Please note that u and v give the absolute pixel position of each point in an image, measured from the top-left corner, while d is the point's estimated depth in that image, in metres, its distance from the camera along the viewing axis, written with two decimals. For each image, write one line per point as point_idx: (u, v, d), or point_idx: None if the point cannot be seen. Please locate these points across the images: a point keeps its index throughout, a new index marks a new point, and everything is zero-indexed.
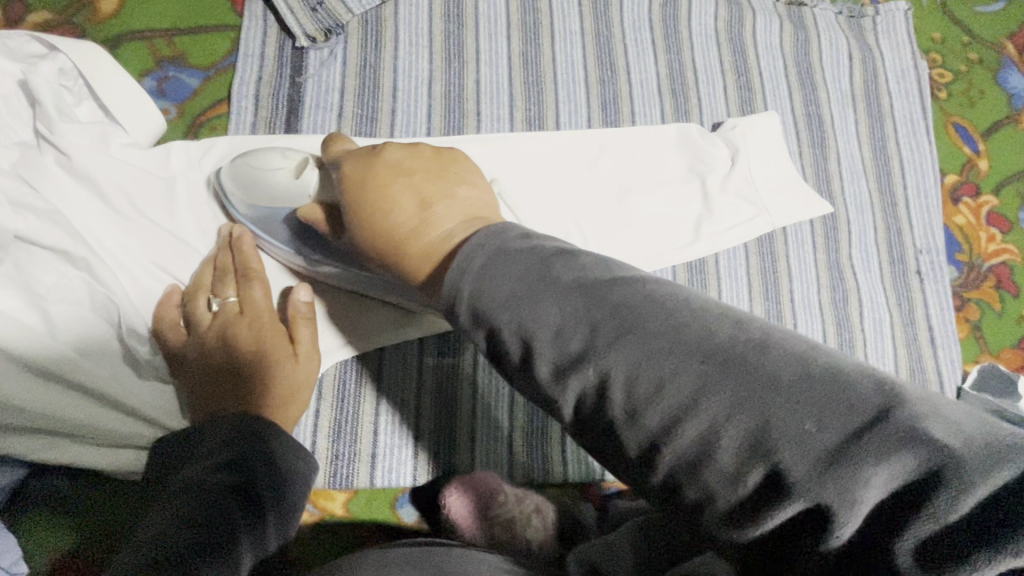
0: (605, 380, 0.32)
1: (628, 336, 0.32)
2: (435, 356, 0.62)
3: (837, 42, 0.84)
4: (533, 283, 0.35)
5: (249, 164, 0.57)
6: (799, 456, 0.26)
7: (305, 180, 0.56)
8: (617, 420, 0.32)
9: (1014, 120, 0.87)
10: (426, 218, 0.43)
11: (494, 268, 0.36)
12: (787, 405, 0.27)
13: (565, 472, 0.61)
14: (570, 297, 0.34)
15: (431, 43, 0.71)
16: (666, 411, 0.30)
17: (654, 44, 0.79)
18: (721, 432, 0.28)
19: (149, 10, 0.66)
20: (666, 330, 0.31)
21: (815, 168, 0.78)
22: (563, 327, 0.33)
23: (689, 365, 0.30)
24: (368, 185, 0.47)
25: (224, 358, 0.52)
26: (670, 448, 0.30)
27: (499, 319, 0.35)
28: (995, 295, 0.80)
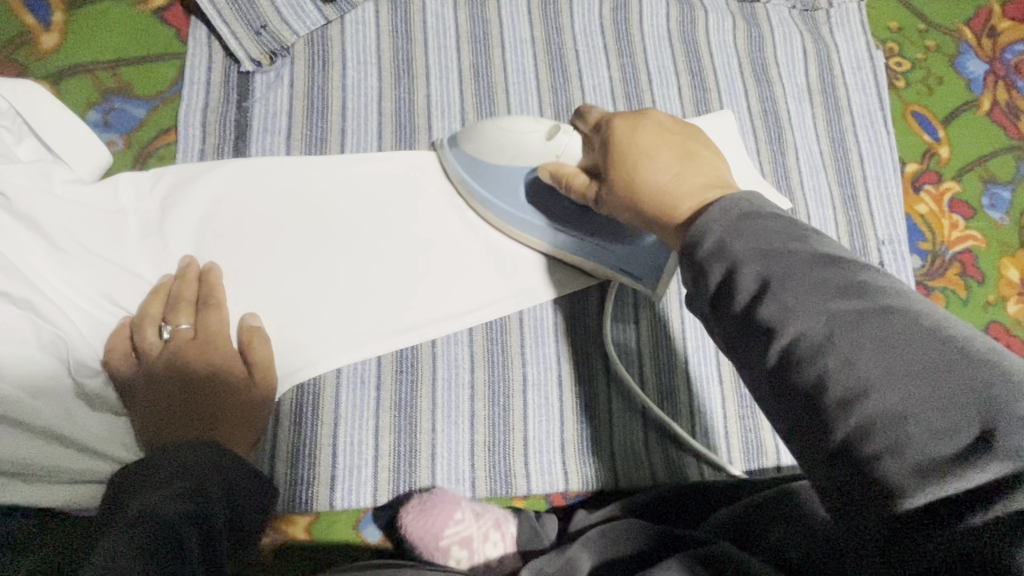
0: (832, 334, 0.32)
1: (858, 302, 0.32)
2: (393, 375, 0.62)
3: (791, 38, 0.84)
4: (787, 242, 0.36)
5: (502, 128, 0.58)
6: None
7: (556, 142, 0.55)
8: (827, 365, 0.31)
9: (974, 105, 0.87)
10: (683, 173, 0.46)
11: (754, 220, 0.37)
12: (1020, 388, 0.27)
13: (528, 485, 0.61)
14: (815, 265, 0.34)
15: (379, 60, 0.71)
16: (891, 367, 0.30)
17: (606, 48, 0.79)
18: (937, 398, 0.28)
19: (92, 43, 0.66)
20: (908, 313, 0.31)
21: (773, 164, 0.78)
22: (811, 285, 0.34)
23: (930, 344, 0.30)
24: (638, 143, 0.49)
25: (178, 383, 0.53)
26: (877, 400, 0.29)
27: (741, 258, 0.36)
28: (960, 282, 0.79)
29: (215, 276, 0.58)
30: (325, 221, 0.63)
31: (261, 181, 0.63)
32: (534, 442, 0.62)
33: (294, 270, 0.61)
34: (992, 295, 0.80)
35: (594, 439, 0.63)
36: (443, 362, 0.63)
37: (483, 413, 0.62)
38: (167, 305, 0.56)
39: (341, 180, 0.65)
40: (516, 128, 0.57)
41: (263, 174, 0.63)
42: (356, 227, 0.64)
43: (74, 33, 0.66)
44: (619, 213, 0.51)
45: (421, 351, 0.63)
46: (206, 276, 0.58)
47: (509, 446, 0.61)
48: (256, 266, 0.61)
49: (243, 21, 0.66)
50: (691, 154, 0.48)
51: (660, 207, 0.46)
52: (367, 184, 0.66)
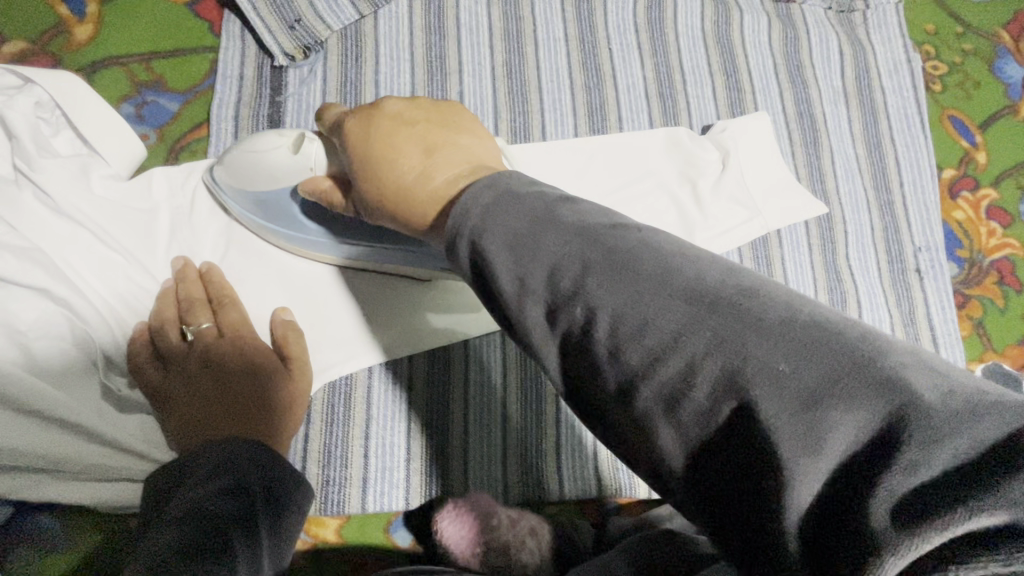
0: (594, 316, 0.31)
1: (619, 275, 0.31)
2: (426, 377, 0.61)
3: (827, 39, 0.82)
4: (534, 232, 0.34)
5: (246, 155, 0.55)
6: (776, 403, 0.25)
7: (305, 154, 0.52)
8: (605, 357, 0.31)
9: (1012, 110, 0.86)
10: (430, 166, 0.42)
11: (495, 214, 0.35)
12: (764, 347, 0.26)
13: (561, 490, 0.60)
14: (565, 237, 0.33)
15: (412, 56, 0.70)
16: (648, 347, 0.29)
17: (640, 47, 0.77)
18: (697, 375, 0.27)
19: (126, 35, 0.65)
20: (662, 274, 0.30)
21: (808, 167, 0.77)
22: (567, 269, 0.32)
23: (679, 309, 0.29)
24: (371, 139, 0.45)
25: (211, 382, 0.52)
26: (652, 382, 0.29)
27: (496, 256, 0.34)
28: (998, 291, 0.78)
29: (218, 276, 0.57)
30: None
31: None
32: (568, 446, 0.61)
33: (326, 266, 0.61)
34: None
35: None
36: (476, 364, 0.62)
37: (515, 417, 0.61)
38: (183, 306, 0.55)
39: None
40: (259, 149, 0.54)
41: None
42: None
43: (107, 24, 0.65)
44: (386, 223, 0.46)
45: (453, 352, 0.62)
46: (207, 274, 0.56)
47: (542, 450, 0.60)
48: (287, 262, 0.60)
49: (278, 14, 0.66)
50: (433, 141, 0.44)
51: (409, 202, 0.42)
52: None
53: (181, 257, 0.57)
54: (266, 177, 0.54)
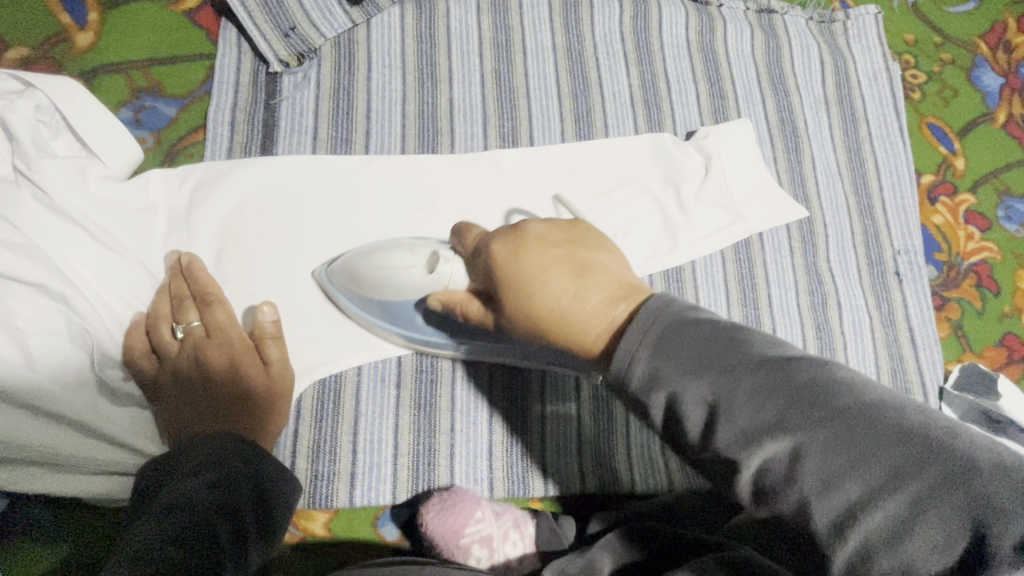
0: (798, 454, 0.33)
1: (818, 409, 0.34)
2: (413, 375, 0.62)
3: (808, 48, 0.85)
4: (717, 355, 0.38)
5: (379, 267, 0.57)
6: (1005, 527, 0.28)
7: (440, 273, 0.55)
8: (805, 494, 0.33)
9: (989, 118, 0.88)
10: (579, 291, 0.45)
11: (670, 343, 0.39)
12: (867, 433, 0.33)
13: (546, 486, 0.61)
14: (690, 330, 0.39)
15: (404, 64, 0.72)
16: (863, 482, 0.32)
17: (626, 56, 0.80)
18: (808, 451, 0.33)
19: (125, 43, 0.67)
20: (860, 409, 0.34)
21: (790, 172, 0.79)
22: (761, 400, 0.35)
23: (881, 442, 0.32)
24: (524, 263, 0.47)
25: (199, 379, 0.54)
26: (815, 481, 0.33)
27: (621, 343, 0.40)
28: (975, 293, 0.80)
29: (200, 270, 0.57)
30: (347, 218, 0.64)
31: (286, 177, 0.64)
32: (551, 443, 0.62)
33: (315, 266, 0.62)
34: (1008, 307, 0.80)
35: (611, 442, 0.63)
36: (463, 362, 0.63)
37: (501, 415, 0.63)
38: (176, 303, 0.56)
39: (361, 179, 0.66)
40: (392, 267, 0.57)
41: (287, 173, 0.64)
42: (380, 227, 0.65)
43: (107, 32, 0.67)
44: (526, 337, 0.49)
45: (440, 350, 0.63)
46: (191, 269, 0.57)
47: (527, 446, 0.62)
48: (277, 262, 0.62)
49: (272, 22, 0.68)
50: (580, 263, 0.47)
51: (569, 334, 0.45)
52: (388, 182, 0.67)
53: (173, 253, 0.58)
54: (395, 290, 0.57)
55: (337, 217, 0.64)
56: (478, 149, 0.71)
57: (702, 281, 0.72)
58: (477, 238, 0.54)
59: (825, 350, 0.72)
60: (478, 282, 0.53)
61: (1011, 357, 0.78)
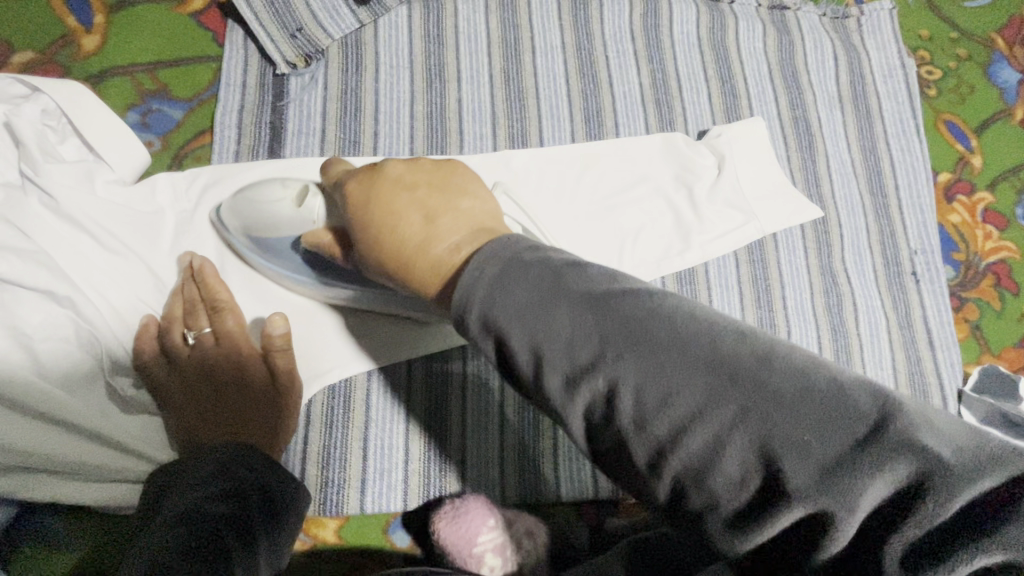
0: (679, 430, 0.30)
1: (630, 340, 0.32)
2: (424, 379, 0.61)
3: (821, 45, 0.83)
4: (547, 296, 0.34)
5: (248, 201, 0.57)
6: (799, 463, 0.28)
7: (307, 208, 0.56)
8: (630, 431, 0.32)
9: (1007, 114, 0.86)
10: (434, 230, 0.42)
11: (505, 282, 0.36)
12: (787, 420, 0.28)
13: (559, 491, 0.60)
14: (581, 309, 0.34)
15: (412, 64, 0.71)
16: (678, 419, 0.30)
17: (637, 55, 0.78)
18: (725, 447, 0.29)
19: (132, 45, 0.66)
20: (668, 335, 0.32)
21: (804, 171, 0.77)
22: (574, 330, 0.33)
23: (695, 377, 0.30)
24: (373, 203, 0.46)
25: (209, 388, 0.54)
26: (721, 477, 0.29)
27: (509, 330, 0.35)
28: (994, 293, 0.78)
29: (212, 275, 0.56)
30: None
31: (295, 177, 0.63)
32: (564, 448, 0.61)
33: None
34: None
35: None
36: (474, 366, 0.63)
37: (513, 419, 0.62)
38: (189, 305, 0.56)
39: None
40: (264, 198, 0.57)
41: (297, 176, 0.63)
42: None
43: (114, 35, 0.67)
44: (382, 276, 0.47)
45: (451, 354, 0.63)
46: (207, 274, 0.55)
47: (539, 451, 0.61)
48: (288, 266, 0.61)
49: (279, 23, 0.67)
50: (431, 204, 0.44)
51: (418, 274, 0.42)
52: None
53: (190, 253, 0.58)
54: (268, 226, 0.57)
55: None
56: (487, 150, 0.70)
57: (715, 283, 0.71)
58: (337, 174, 0.54)
59: (841, 352, 0.71)
60: (339, 221, 0.53)
61: None
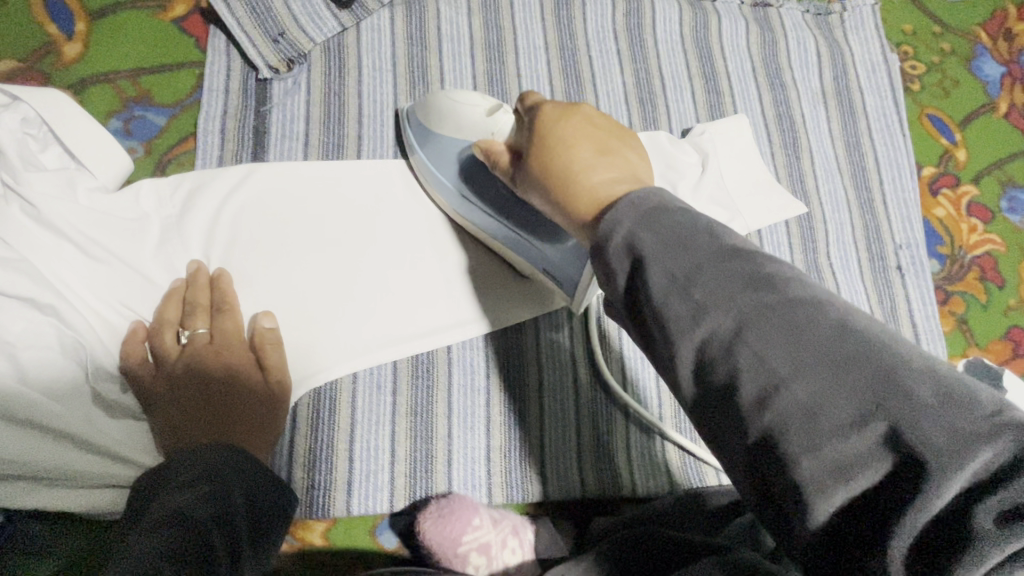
0: (780, 375, 0.29)
1: (763, 295, 0.31)
2: (410, 380, 0.62)
3: (804, 42, 0.84)
4: (684, 234, 0.35)
5: (450, 102, 0.58)
6: (909, 412, 0.26)
7: (496, 119, 0.56)
8: (740, 367, 0.30)
9: (991, 108, 0.87)
10: (598, 162, 0.44)
11: (650, 212, 0.37)
12: (906, 372, 0.27)
13: (546, 491, 0.61)
14: (718, 255, 0.34)
15: (395, 66, 0.72)
16: (800, 366, 0.29)
17: (620, 54, 0.79)
18: (839, 395, 0.28)
19: (114, 53, 0.67)
20: (803, 308, 0.31)
21: (788, 167, 0.78)
22: (708, 278, 0.33)
23: (838, 341, 0.29)
24: (558, 125, 0.46)
25: (196, 388, 0.53)
26: (823, 420, 0.28)
27: (639, 236, 0.36)
28: (980, 286, 0.78)
29: (223, 283, 0.58)
30: (342, 223, 0.64)
31: (282, 182, 0.63)
32: (551, 447, 0.62)
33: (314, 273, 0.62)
34: (1012, 299, 0.78)
35: (611, 444, 0.63)
36: (459, 367, 0.63)
37: (500, 418, 0.62)
38: (187, 307, 0.57)
39: (355, 183, 0.65)
40: (458, 101, 0.57)
41: (281, 179, 0.63)
42: (373, 231, 0.64)
43: (96, 42, 0.67)
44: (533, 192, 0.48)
45: (437, 356, 0.63)
46: (217, 281, 0.58)
47: (526, 449, 0.61)
48: (276, 272, 0.61)
49: (261, 28, 0.67)
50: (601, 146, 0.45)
51: (566, 198, 0.43)
52: (383, 186, 0.66)
53: (196, 262, 0.59)
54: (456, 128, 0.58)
55: (332, 221, 0.64)
56: None
57: None
58: (536, 99, 0.50)
59: None
60: (516, 140, 0.52)
61: (1016, 350, 0.76)
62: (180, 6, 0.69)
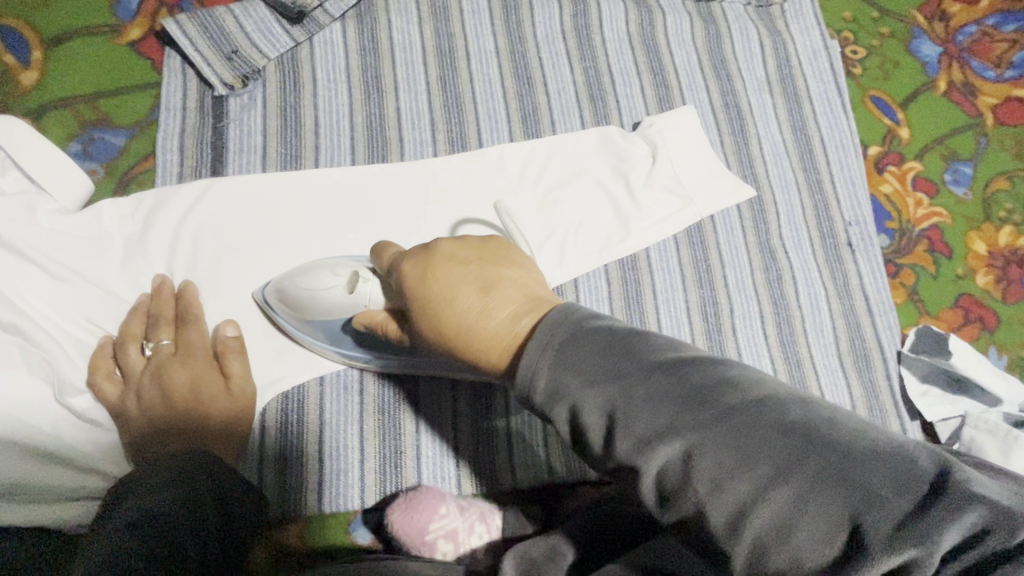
0: (691, 456, 0.33)
1: (707, 412, 0.33)
2: (376, 379, 0.63)
3: (747, 33, 0.87)
4: (615, 361, 0.37)
5: (304, 287, 0.59)
6: (795, 480, 0.31)
7: (358, 294, 0.57)
8: (699, 494, 0.33)
9: (931, 86, 0.90)
10: (488, 303, 0.44)
11: (572, 349, 0.38)
12: (783, 441, 0.32)
13: (514, 479, 0.62)
14: (608, 352, 0.37)
15: (349, 77, 0.74)
16: (755, 485, 0.31)
17: (569, 54, 0.81)
18: (738, 472, 0.32)
19: (71, 78, 0.68)
20: (748, 408, 0.33)
21: (738, 154, 0.81)
22: (657, 406, 0.34)
23: (724, 421, 0.33)
24: (431, 283, 0.47)
25: (161, 398, 0.55)
26: (732, 496, 0.32)
27: (539, 364, 0.38)
28: (929, 258, 0.81)
29: (188, 294, 0.60)
30: (305, 230, 0.66)
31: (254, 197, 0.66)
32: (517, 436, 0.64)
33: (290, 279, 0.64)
34: (961, 268, 0.81)
35: None
36: None
37: (466, 411, 0.64)
38: (150, 319, 0.58)
39: (317, 191, 0.67)
40: (315, 285, 0.58)
41: (246, 192, 0.65)
42: (333, 236, 0.66)
43: (53, 69, 0.68)
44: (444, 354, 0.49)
45: None
46: (181, 293, 0.60)
47: (493, 439, 0.63)
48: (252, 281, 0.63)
49: (215, 47, 0.69)
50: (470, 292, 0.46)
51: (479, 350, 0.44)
52: (346, 194, 0.68)
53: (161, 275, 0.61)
54: (321, 311, 0.59)
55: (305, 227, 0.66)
56: (428, 155, 0.73)
57: (657, 267, 0.73)
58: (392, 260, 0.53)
59: (783, 323, 0.74)
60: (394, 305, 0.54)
61: (967, 317, 0.79)
62: (135, 30, 0.71)
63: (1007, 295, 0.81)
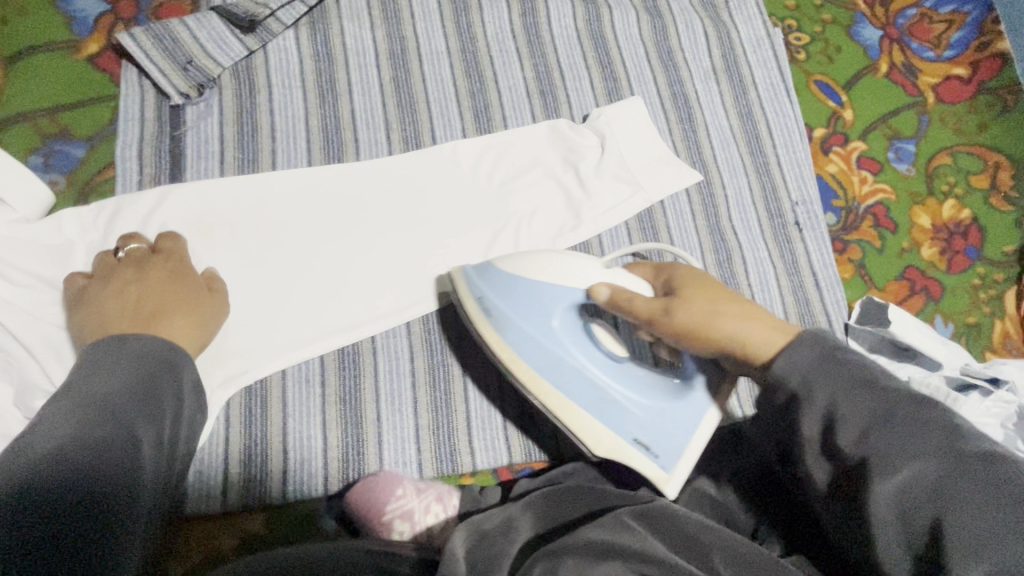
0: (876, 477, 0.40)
1: (931, 431, 0.40)
2: (337, 372, 0.66)
3: (692, 24, 0.89)
4: (850, 374, 0.44)
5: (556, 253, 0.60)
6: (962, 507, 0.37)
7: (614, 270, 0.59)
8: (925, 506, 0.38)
9: (873, 69, 0.93)
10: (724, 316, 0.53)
11: (826, 367, 0.45)
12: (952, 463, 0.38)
13: (474, 462, 0.65)
14: (837, 370, 0.45)
15: (303, 82, 0.76)
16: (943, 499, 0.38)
17: (519, 52, 0.84)
18: (926, 480, 0.39)
19: (30, 93, 0.71)
20: (911, 419, 0.41)
21: (686, 141, 0.83)
22: (863, 411, 0.43)
23: (928, 435, 0.40)
24: (701, 292, 0.55)
25: (139, 292, 0.58)
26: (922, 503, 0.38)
27: (781, 373, 0.47)
28: (874, 233, 0.85)
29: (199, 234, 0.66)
30: (266, 232, 0.68)
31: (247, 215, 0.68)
32: (477, 419, 0.67)
33: (291, 291, 0.67)
34: (906, 242, 0.85)
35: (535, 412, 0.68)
36: (384, 354, 0.67)
37: (425, 398, 0.66)
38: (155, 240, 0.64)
39: (283, 195, 0.70)
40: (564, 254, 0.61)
41: (221, 198, 0.68)
42: (291, 236, 0.68)
43: (12, 84, 0.70)
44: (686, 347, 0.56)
45: (362, 347, 0.67)
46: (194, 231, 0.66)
47: (453, 423, 0.66)
48: (252, 294, 0.66)
49: (170, 58, 0.71)
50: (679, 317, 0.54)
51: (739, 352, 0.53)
52: (312, 198, 0.70)
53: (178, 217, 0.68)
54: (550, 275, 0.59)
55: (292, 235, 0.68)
56: (383, 154, 0.75)
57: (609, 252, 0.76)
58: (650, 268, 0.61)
59: None
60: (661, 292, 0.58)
61: (912, 288, 0.82)
62: (91, 44, 0.73)
63: (952, 266, 0.84)
